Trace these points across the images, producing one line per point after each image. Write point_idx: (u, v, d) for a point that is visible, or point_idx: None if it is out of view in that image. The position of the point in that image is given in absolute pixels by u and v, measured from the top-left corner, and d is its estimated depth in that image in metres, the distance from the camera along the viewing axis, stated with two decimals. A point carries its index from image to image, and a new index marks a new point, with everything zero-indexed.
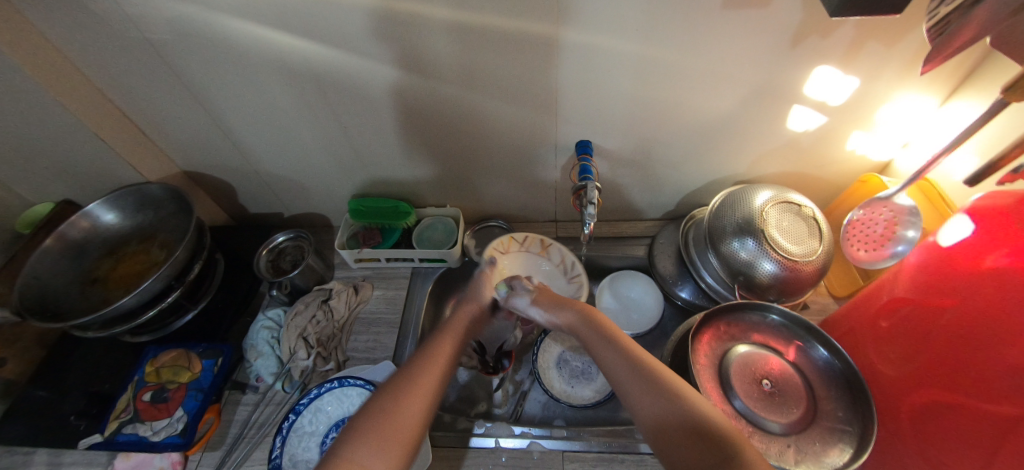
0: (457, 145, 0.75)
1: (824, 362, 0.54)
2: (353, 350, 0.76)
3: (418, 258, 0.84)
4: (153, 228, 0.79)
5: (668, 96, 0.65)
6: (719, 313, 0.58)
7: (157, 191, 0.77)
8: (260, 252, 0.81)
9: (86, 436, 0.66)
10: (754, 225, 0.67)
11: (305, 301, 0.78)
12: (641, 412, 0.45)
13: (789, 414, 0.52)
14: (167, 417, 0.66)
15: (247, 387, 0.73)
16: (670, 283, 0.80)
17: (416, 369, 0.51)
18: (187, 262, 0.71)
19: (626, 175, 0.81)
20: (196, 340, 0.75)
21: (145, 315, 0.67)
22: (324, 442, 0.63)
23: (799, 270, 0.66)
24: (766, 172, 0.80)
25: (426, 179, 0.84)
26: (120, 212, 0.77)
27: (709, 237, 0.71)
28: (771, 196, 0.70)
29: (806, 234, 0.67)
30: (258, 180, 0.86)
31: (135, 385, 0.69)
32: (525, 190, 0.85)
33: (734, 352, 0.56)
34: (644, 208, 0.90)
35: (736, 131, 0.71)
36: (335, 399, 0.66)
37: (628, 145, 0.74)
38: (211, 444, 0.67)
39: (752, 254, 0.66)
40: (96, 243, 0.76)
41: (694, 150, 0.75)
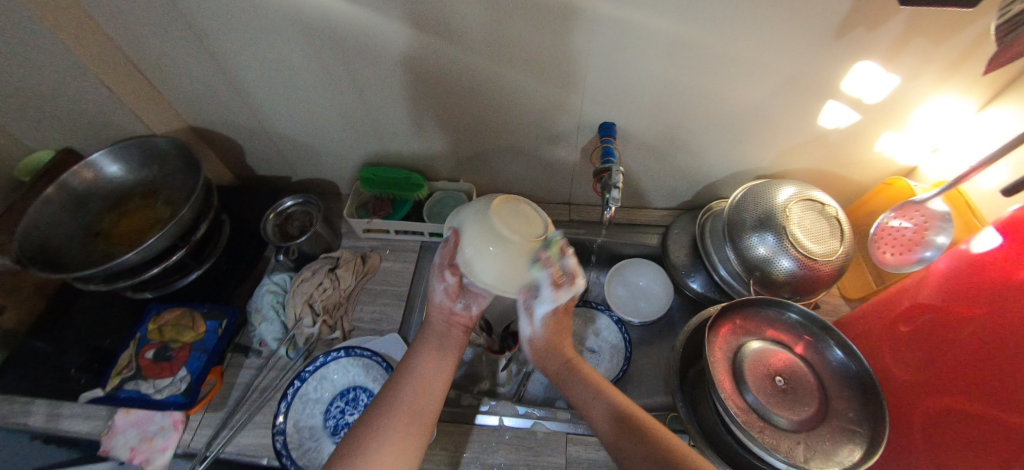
0: (476, 118, 0.73)
1: (839, 362, 0.54)
2: (358, 321, 0.76)
3: (428, 232, 0.83)
4: (157, 183, 0.77)
5: (700, 81, 0.63)
6: (737, 306, 0.58)
7: (164, 145, 0.74)
8: (267, 215, 0.79)
9: (87, 390, 0.66)
10: (775, 221, 0.66)
11: (313, 269, 0.76)
12: (594, 419, 0.51)
13: (801, 411, 0.52)
14: (170, 376, 0.65)
15: (249, 350, 0.72)
16: (682, 273, 0.79)
17: (415, 360, 0.55)
18: (193, 221, 0.69)
19: (646, 161, 0.79)
20: (200, 300, 0.73)
21: (149, 272, 0.66)
22: (327, 410, 0.63)
23: (818, 270, 0.65)
24: (789, 168, 0.78)
25: (441, 152, 0.82)
26: (124, 165, 0.75)
27: (728, 230, 0.70)
28: (795, 192, 0.68)
29: (828, 233, 0.66)
30: (267, 140, 0.83)
31: (138, 341, 0.68)
32: (541, 170, 0.83)
33: (747, 348, 0.56)
34: (660, 197, 0.88)
35: (765, 123, 0.69)
36: (340, 368, 0.66)
37: (653, 131, 0.72)
38: (213, 405, 0.67)
39: (771, 250, 0.65)
40: (99, 195, 0.74)
41: (719, 140, 0.73)
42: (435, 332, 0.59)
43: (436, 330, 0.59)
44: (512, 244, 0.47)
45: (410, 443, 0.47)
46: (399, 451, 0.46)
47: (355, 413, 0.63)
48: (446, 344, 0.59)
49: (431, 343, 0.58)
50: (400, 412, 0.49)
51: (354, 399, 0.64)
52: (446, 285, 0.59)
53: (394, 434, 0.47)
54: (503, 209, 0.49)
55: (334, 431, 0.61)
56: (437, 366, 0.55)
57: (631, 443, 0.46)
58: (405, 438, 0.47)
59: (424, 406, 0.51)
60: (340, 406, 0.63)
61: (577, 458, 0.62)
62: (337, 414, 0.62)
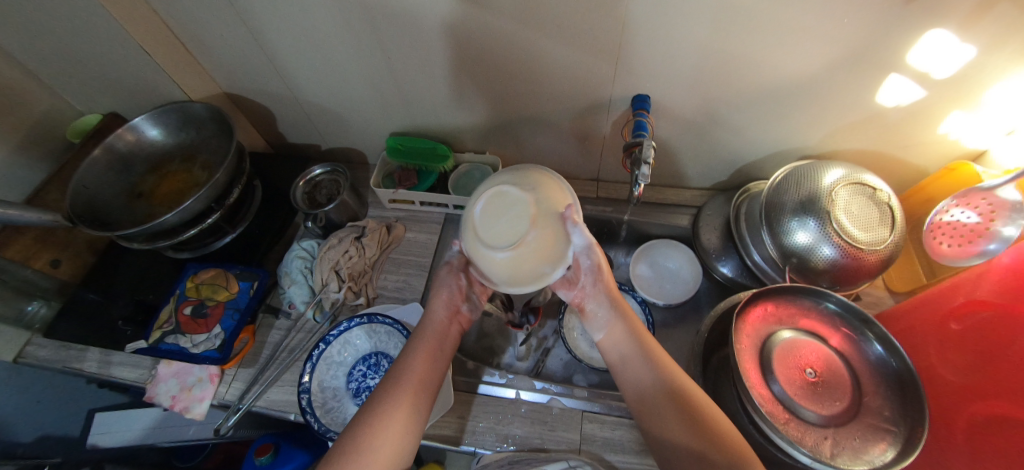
0: (504, 88, 0.70)
1: (878, 358, 0.50)
2: (382, 288, 0.78)
3: (452, 204, 0.83)
4: (194, 147, 0.80)
5: (747, 53, 0.58)
6: (771, 294, 0.54)
7: (200, 110, 0.76)
8: (297, 183, 0.81)
9: (132, 341, 0.68)
10: (819, 205, 0.62)
11: (340, 236, 0.78)
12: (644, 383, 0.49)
13: (831, 405, 0.48)
14: (206, 332, 0.67)
15: (280, 312, 0.75)
16: (712, 257, 0.77)
17: (418, 339, 0.54)
18: (228, 185, 0.71)
19: (681, 137, 0.75)
20: (234, 262, 0.75)
21: (187, 234, 0.69)
22: (350, 373, 0.65)
23: (862, 259, 0.60)
24: (838, 149, 0.73)
25: (468, 122, 0.80)
26: (163, 129, 0.77)
27: (765, 214, 0.66)
28: (843, 175, 0.63)
29: (878, 221, 0.61)
30: (298, 108, 0.84)
31: (177, 297, 0.70)
32: (570, 145, 0.81)
33: (778, 337, 0.52)
34: (694, 176, 0.84)
35: (818, 97, 0.63)
36: (363, 334, 0.67)
37: (690, 104, 0.68)
38: (246, 361, 0.71)
39: (811, 236, 0.62)
40: (141, 158, 0.77)
41: (763, 117, 0.68)
42: (433, 326, 0.56)
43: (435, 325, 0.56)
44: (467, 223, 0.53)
45: (417, 417, 0.47)
46: (403, 424, 0.46)
47: (376, 377, 0.64)
48: (445, 344, 0.55)
49: (430, 337, 0.55)
50: (407, 384, 0.48)
51: (376, 364, 0.66)
52: (457, 283, 0.59)
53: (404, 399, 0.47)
54: (503, 195, 0.50)
55: (356, 393, 0.63)
56: (435, 349, 0.54)
57: (679, 418, 0.45)
58: (411, 407, 0.47)
59: (428, 384, 0.50)
60: (362, 369, 0.65)
61: (592, 435, 0.61)
62: (360, 378, 0.65)
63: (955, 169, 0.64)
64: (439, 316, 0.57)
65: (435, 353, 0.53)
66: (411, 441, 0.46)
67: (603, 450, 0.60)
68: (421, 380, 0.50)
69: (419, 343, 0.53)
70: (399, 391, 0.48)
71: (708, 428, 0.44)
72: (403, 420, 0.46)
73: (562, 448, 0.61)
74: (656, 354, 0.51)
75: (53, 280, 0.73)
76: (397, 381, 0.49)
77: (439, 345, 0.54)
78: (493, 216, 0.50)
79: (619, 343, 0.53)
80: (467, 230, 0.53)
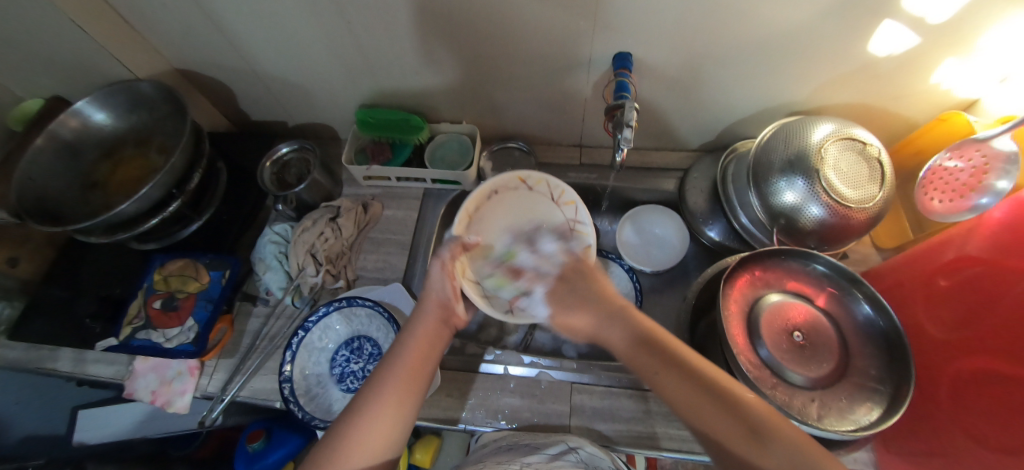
0: (477, 50, 0.65)
1: (865, 318, 0.49)
2: (362, 270, 0.75)
3: (430, 179, 0.79)
4: (148, 129, 0.74)
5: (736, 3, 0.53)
6: (759, 258, 0.53)
7: (149, 89, 0.70)
8: (263, 163, 0.76)
9: (102, 339, 0.65)
10: (807, 163, 0.60)
11: (313, 218, 0.74)
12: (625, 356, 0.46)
13: (819, 367, 0.48)
14: (179, 325, 0.64)
15: (257, 299, 0.73)
16: (699, 221, 0.75)
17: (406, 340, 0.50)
18: (186, 169, 0.67)
19: (666, 96, 0.71)
20: (202, 251, 0.71)
21: (149, 223, 0.64)
22: (333, 359, 0.63)
23: (850, 218, 0.59)
24: (828, 103, 0.70)
25: (441, 89, 0.75)
26: (111, 112, 0.71)
27: (753, 174, 0.64)
28: (832, 131, 0.61)
29: (867, 178, 0.59)
30: (257, 83, 0.78)
31: (145, 291, 0.67)
32: (552, 110, 0.76)
33: (765, 301, 0.51)
34: (680, 137, 0.80)
35: (809, 49, 0.60)
36: (344, 318, 0.65)
37: (675, 60, 0.64)
38: (226, 352, 0.69)
39: (799, 196, 0.60)
40: (92, 143, 0.71)
41: (752, 72, 0.64)
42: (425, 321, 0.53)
43: (429, 319, 0.53)
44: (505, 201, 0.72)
45: (406, 412, 0.45)
46: (392, 421, 0.44)
47: (360, 361, 0.63)
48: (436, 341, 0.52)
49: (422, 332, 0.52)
50: (396, 379, 0.46)
51: (359, 348, 0.64)
52: (451, 284, 0.56)
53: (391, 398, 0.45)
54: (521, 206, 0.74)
55: (341, 379, 0.62)
56: (428, 344, 0.51)
57: (668, 383, 0.42)
58: (398, 407, 0.45)
59: (417, 380, 0.48)
60: (346, 354, 0.64)
61: (581, 406, 0.61)
62: (343, 363, 0.63)
63: (952, 122, 0.61)
64: (429, 314, 0.53)
65: (425, 353, 0.50)
66: (397, 435, 0.44)
67: (593, 419, 0.60)
68: (406, 379, 0.47)
69: (408, 339, 0.51)
70: (387, 389, 0.45)
71: (704, 388, 0.41)
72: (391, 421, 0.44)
73: (553, 420, 0.61)
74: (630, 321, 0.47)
75: (14, 280, 0.69)
76: (384, 377, 0.47)
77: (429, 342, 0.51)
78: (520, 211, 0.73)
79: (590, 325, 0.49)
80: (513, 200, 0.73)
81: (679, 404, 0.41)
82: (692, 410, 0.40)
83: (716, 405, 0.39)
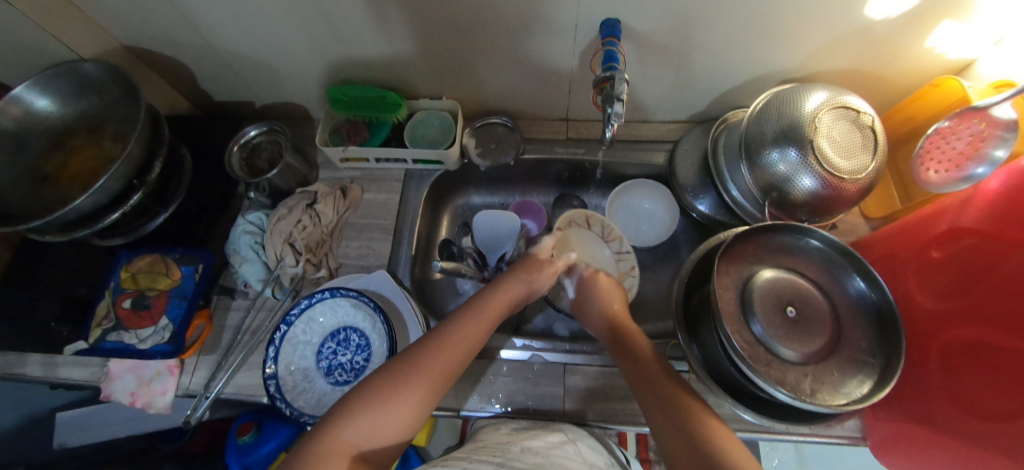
0: (455, 19, 0.60)
1: (857, 293, 0.49)
2: (344, 257, 0.72)
3: (411, 159, 0.75)
4: (100, 116, 0.67)
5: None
6: (750, 235, 0.52)
7: (94, 70, 0.64)
8: (230, 148, 0.71)
9: (70, 343, 0.62)
10: (799, 133, 0.58)
11: (289, 205, 0.71)
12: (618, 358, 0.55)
13: (810, 342, 0.48)
14: (152, 325, 0.61)
15: (235, 292, 0.70)
16: (688, 194, 0.73)
17: (473, 312, 0.52)
18: (144, 158, 0.62)
19: (657, 65, 0.68)
20: (172, 246, 0.67)
21: (109, 218, 0.60)
22: (320, 351, 0.61)
23: (842, 189, 0.58)
24: (821, 68, 0.67)
25: (418, 62, 0.70)
26: (55, 98, 0.65)
27: (744, 146, 0.62)
28: (825, 99, 0.59)
29: (861, 147, 0.58)
30: (217, 60, 0.71)
31: (112, 291, 0.63)
32: (538, 83, 0.72)
33: (757, 278, 0.51)
34: (670, 108, 0.77)
35: (806, 11, 0.56)
36: (328, 310, 0.62)
37: (666, 26, 0.60)
38: (206, 348, 0.67)
39: (791, 167, 0.59)
40: (36, 133, 0.65)
41: (746, 38, 0.61)
42: (486, 304, 0.54)
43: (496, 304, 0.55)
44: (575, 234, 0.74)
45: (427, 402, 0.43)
46: (415, 405, 0.42)
47: (348, 353, 0.61)
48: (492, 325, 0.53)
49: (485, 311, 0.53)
50: (432, 362, 0.45)
51: (345, 340, 0.62)
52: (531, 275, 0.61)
53: (433, 370, 0.44)
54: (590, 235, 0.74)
55: (329, 371, 0.60)
56: (473, 337, 0.50)
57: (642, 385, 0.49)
58: (425, 392, 0.43)
59: (457, 363, 0.47)
60: (332, 346, 0.62)
61: (575, 387, 0.61)
62: (330, 355, 0.61)
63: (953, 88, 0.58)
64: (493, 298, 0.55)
65: (483, 332, 0.51)
66: (417, 423, 0.42)
67: (587, 399, 0.60)
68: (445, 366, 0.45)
69: (465, 313, 0.51)
70: (431, 360, 0.45)
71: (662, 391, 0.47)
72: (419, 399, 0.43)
73: (548, 402, 0.61)
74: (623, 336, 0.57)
75: None
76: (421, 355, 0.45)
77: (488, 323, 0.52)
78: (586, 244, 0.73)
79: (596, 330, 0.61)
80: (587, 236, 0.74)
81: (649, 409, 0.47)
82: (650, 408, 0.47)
83: (667, 407, 0.46)
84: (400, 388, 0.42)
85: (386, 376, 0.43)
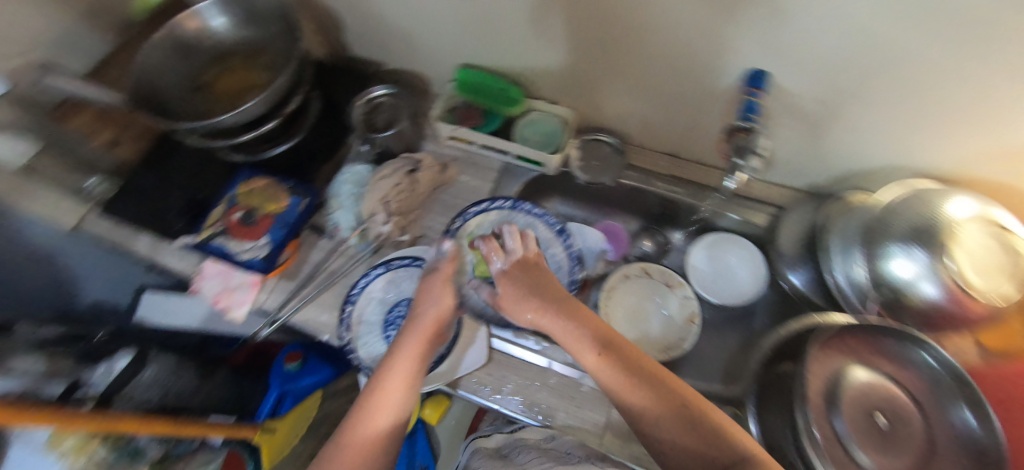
0: (599, 34, 0.60)
1: (962, 423, 0.46)
2: (428, 229, 0.75)
3: (514, 154, 0.76)
4: (258, 46, 0.74)
5: (937, 61, 0.47)
6: (854, 329, 0.50)
7: (265, 5, 0.70)
8: (357, 101, 0.76)
9: (182, 234, 0.70)
10: (936, 236, 0.53)
11: (391, 168, 0.73)
12: (626, 396, 0.49)
13: (894, 458, 0.47)
14: (253, 241, 0.69)
15: (324, 232, 0.75)
16: (784, 262, 0.70)
17: (407, 332, 0.57)
18: (288, 93, 0.68)
19: (788, 127, 0.64)
20: (285, 174, 0.74)
21: (244, 137, 0.66)
22: (389, 310, 0.67)
23: (967, 304, 0.52)
24: (978, 175, 0.61)
25: (549, 66, 0.70)
26: (228, 21, 0.72)
27: (865, 232, 0.60)
28: (969, 209, 0.55)
29: (1003, 272, 0.52)
30: (365, 19, 0.75)
31: (227, 201, 0.71)
32: (657, 113, 0.71)
33: (851, 376, 0.50)
34: (788, 171, 0.73)
35: (983, 116, 0.52)
36: (408, 276, 0.69)
37: (821, 91, 0.57)
38: (287, 275, 0.71)
39: (917, 271, 0.54)
40: (204, 48, 0.73)
41: (905, 123, 0.57)
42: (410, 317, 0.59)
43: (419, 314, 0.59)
44: (636, 285, 0.77)
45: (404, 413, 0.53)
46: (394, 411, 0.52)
47: None
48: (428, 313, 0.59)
49: (413, 334, 0.57)
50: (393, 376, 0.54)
51: None
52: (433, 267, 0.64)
53: (387, 402, 0.52)
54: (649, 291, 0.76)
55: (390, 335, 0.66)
56: (423, 343, 0.57)
57: (675, 430, 0.45)
58: (400, 408, 0.53)
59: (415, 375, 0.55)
60: (401, 311, 0.67)
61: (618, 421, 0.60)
62: (397, 319, 0.66)
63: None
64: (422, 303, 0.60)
65: (433, 331, 0.58)
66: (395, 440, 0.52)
67: (630, 437, 0.59)
68: (407, 374, 0.54)
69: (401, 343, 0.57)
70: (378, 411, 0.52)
71: (701, 422, 0.45)
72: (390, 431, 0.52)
73: (586, 427, 0.60)
74: (625, 351, 0.52)
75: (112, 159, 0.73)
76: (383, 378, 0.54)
77: (427, 339, 0.57)
78: (642, 295, 0.76)
79: (588, 358, 0.52)
80: (646, 289, 0.76)
81: (674, 447, 0.45)
82: (691, 453, 0.44)
83: (710, 443, 0.44)
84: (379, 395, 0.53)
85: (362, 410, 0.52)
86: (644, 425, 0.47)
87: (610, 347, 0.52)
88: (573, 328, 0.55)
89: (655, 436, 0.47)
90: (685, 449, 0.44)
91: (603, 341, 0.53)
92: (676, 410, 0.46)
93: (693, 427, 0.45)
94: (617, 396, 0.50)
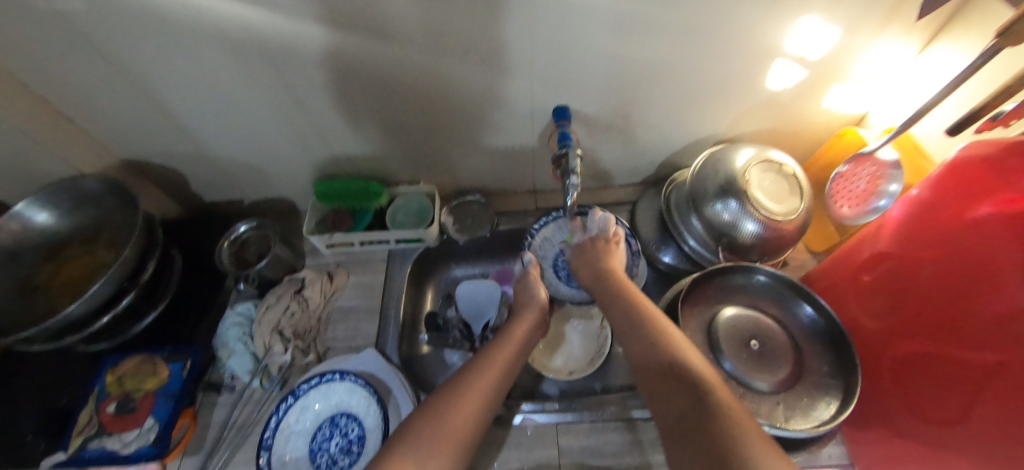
0: (423, 116, 0.69)
1: (809, 319, 0.60)
2: (333, 340, 0.73)
3: (394, 240, 0.81)
4: (97, 225, 0.71)
5: (670, 63, 0.62)
6: (704, 279, 0.63)
7: (94, 185, 0.69)
8: (222, 244, 0.75)
9: (48, 457, 0.61)
10: (737, 186, 0.65)
11: (277, 293, 0.74)
12: (640, 359, 0.48)
13: (777, 371, 0.57)
14: (137, 428, 0.62)
15: (222, 387, 0.69)
16: (653, 248, 0.79)
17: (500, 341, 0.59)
18: (138, 261, 0.65)
19: (605, 141, 0.77)
20: (159, 342, 0.70)
21: (98, 323, 0.61)
22: (313, 437, 0.63)
23: (780, 229, 0.65)
24: (748, 131, 0.78)
25: (397, 154, 0.77)
26: (56, 211, 0.69)
27: (691, 199, 0.70)
28: (752, 155, 0.68)
29: (788, 192, 0.66)
30: (209, 166, 0.77)
31: (96, 396, 0.65)
32: (503, 163, 0.80)
33: (722, 316, 0.61)
34: (624, 173, 0.86)
35: (721, 91, 0.68)
36: (321, 395, 0.66)
37: (609, 109, 0.70)
38: (191, 449, 0.64)
39: (734, 215, 0.65)
40: (32, 246, 0.68)
41: (678, 111, 0.71)
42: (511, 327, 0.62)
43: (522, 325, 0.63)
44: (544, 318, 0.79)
45: (462, 431, 0.47)
46: (463, 420, 0.47)
47: (340, 437, 0.63)
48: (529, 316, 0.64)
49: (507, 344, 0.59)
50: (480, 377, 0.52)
51: (339, 423, 0.64)
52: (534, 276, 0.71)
53: (465, 403, 0.49)
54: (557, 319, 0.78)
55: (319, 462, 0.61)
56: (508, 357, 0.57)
57: (670, 391, 0.42)
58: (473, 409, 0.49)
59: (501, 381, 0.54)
60: (326, 431, 0.63)
61: (568, 446, 0.62)
62: (323, 441, 0.63)
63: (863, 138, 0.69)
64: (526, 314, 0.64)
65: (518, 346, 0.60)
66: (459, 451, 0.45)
67: (584, 457, 0.61)
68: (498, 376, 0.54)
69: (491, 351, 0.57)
70: (463, 403, 0.48)
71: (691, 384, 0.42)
72: (452, 435, 0.45)
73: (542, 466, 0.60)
74: (659, 320, 0.51)
75: None
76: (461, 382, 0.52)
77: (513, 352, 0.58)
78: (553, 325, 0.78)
79: (626, 328, 0.53)
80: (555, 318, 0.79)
81: (664, 403, 0.42)
82: (673, 408, 0.41)
83: (693, 397, 0.40)
84: (450, 399, 0.49)
85: (431, 406, 0.48)
86: (649, 386, 0.45)
87: (650, 316, 0.52)
88: (622, 305, 0.56)
89: (653, 398, 0.44)
90: (675, 405, 0.41)
91: (648, 313, 0.53)
92: (672, 373, 0.44)
93: (686, 390, 0.42)
94: (636, 355, 0.49)
